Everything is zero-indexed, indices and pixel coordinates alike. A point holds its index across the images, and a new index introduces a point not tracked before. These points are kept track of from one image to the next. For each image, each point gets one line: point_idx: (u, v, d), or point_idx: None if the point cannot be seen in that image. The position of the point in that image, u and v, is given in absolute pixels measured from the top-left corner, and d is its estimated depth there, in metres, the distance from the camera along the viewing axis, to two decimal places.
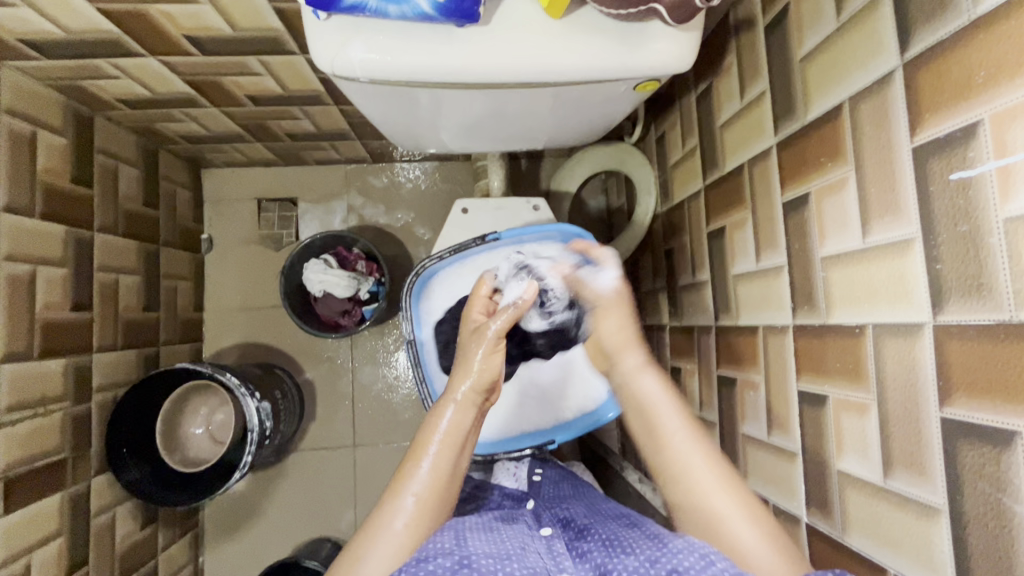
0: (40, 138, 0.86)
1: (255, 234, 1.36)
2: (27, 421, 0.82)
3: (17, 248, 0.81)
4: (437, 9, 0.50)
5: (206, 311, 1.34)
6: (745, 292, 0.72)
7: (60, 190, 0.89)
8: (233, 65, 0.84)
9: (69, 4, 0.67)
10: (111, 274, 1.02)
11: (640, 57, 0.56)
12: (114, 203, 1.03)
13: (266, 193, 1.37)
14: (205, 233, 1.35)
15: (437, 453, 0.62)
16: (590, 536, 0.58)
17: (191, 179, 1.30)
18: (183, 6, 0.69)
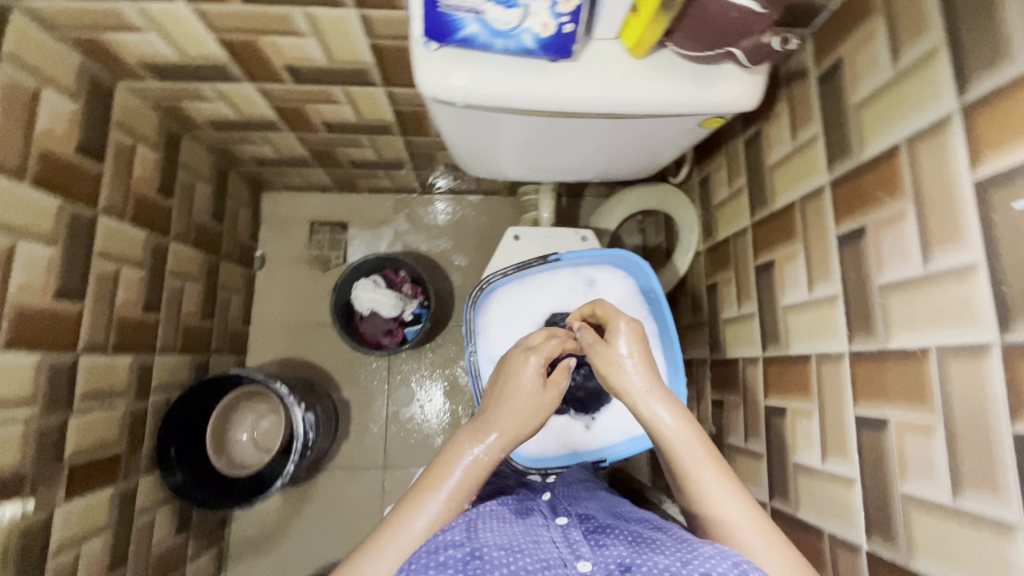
0: (137, 151, 0.94)
1: (305, 254, 1.43)
2: (95, 411, 0.86)
3: (108, 247, 0.87)
4: (538, 43, 0.56)
5: (252, 326, 1.39)
6: (796, 322, 0.75)
7: (147, 199, 0.96)
8: (319, 94, 0.93)
9: (194, 33, 0.76)
10: (178, 281, 1.07)
11: (710, 95, 0.61)
12: (188, 215, 1.10)
13: (319, 216, 1.44)
14: (258, 251, 1.42)
15: (460, 478, 0.63)
16: (612, 532, 0.58)
17: (252, 199, 1.39)
18: (291, 39, 0.77)
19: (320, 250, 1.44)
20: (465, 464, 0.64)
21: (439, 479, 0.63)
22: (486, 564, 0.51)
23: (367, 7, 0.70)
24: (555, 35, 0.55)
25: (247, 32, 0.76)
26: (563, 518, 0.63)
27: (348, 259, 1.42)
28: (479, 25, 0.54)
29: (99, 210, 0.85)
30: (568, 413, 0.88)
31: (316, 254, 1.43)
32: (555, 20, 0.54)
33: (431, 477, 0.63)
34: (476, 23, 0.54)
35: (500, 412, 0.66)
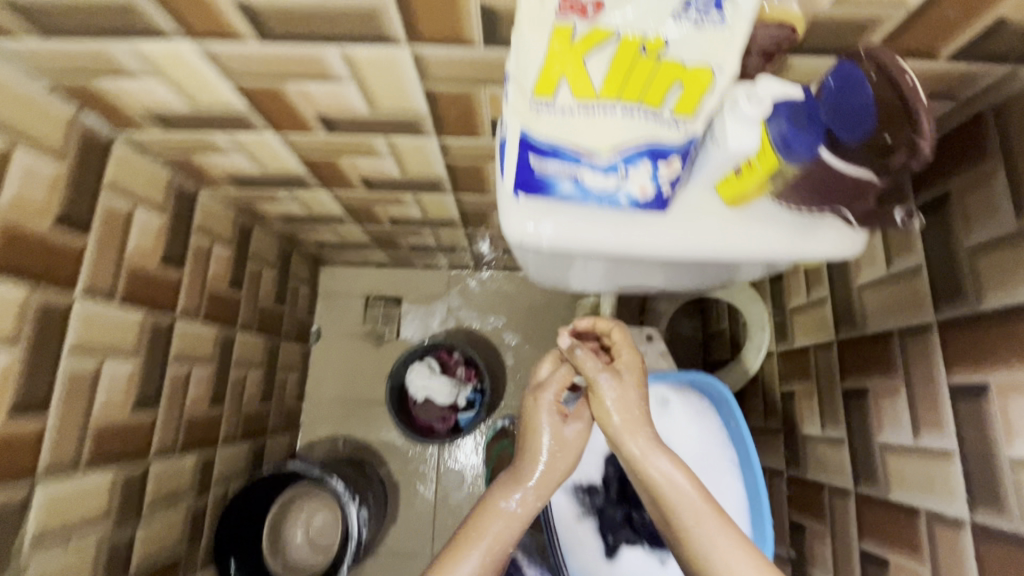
0: (214, 251, 0.96)
1: (359, 328, 1.44)
2: (161, 515, 0.85)
3: (183, 349, 0.88)
4: (634, 203, 0.51)
5: (305, 401, 1.39)
6: (917, 366, 0.67)
7: (220, 295, 0.98)
8: (388, 198, 0.93)
9: (278, 155, 0.77)
10: (243, 369, 1.08)
11: (810, 241, 0.56)
12: (255, 307, 1.12)
13: (373, 291, 1.45)
14: (314, 323, 1.44)
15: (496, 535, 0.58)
16: None
17: (310, 274, 1.41)
18: (370, 158, 0.78)
19: (374, 324, 1.45)
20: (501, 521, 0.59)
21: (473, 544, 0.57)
22: None
23: (449, 133, 0.69)
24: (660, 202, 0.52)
25: (330, 153, 0.77)
26: None
27: (401, 335, 1.43)
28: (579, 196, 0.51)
29: (178, 314, 0.86)
30: (643, 546, 0.77)
31: (369, 329, 1.44)
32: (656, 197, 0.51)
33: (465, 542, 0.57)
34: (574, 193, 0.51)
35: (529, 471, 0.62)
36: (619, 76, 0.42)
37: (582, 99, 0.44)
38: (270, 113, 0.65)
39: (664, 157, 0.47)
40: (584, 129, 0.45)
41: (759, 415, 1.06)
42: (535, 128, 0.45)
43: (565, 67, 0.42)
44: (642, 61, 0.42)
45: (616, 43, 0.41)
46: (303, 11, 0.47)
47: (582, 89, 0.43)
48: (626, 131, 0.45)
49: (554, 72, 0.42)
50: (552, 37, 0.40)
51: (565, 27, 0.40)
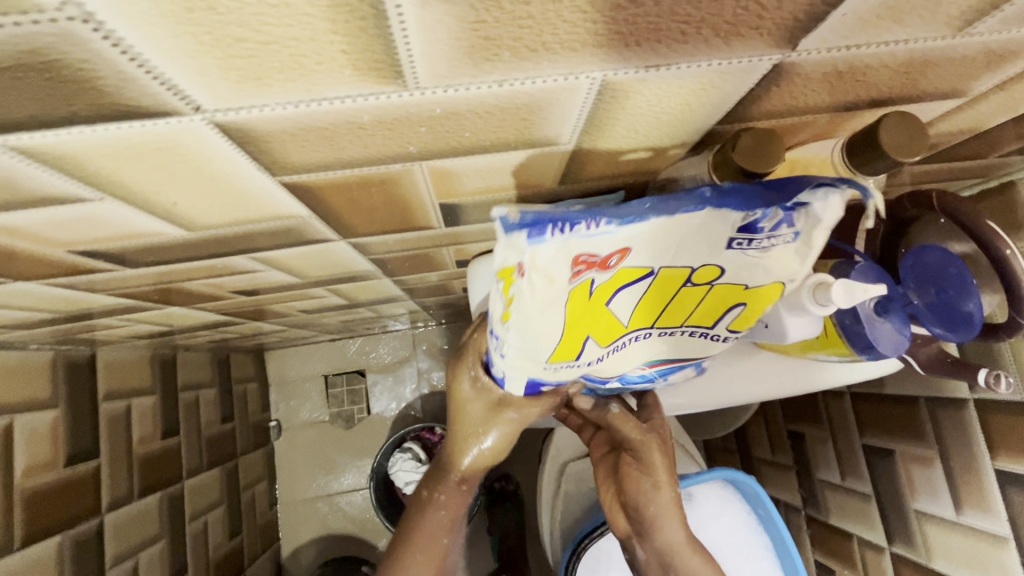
0: (133, 409, 0.79)
1: (325, 413, 1.31)
2: None
3: (121, 546, 0.73)
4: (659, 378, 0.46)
5: (280, 505, 1.28)
6: (946, 436, 0.63)
7: (153, 455, 0.82)
8: (339, 313, 0.79)
9: (191, 316, 0.62)
10: (201, 519, 0.93)
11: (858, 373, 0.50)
12: (198, 440, 0.96)
13: (331, 369, 1.31)
14: (273, 418, 1.30)
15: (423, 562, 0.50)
16: None
17: (256, 369, 1.25)
18: (308, 301, 0.63)
19: (340, 405, 1.32)
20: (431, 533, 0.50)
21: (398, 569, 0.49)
22: None
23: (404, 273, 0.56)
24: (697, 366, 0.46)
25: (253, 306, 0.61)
26: None
27: (373, 411, 1.31)
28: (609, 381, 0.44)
29: (104, 511, 0.71)
30: None
31: (336, 411, 1.31)
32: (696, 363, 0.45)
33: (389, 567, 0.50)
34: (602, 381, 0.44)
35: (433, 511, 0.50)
36: (654, 307, 0.33)
37: (613, 336, 0.34)
38: (166, 299, 0.50)
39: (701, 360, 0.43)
40: (615, 356, 0.36)
41: (765, 448, 1.01)
42: (555, 375, 0.35)
43: (588, 324, 0.31)
44: (687, 287, 0.33)
45: (649, 282, 0.30)
46: (191, 242, 0.33)
47: (608, 332, 0.33)
48: (663, 347, 0.38)
49: (577, 333, 0.31)
50: (567, 307, 0.29)
51: (584, 289, 0.29)
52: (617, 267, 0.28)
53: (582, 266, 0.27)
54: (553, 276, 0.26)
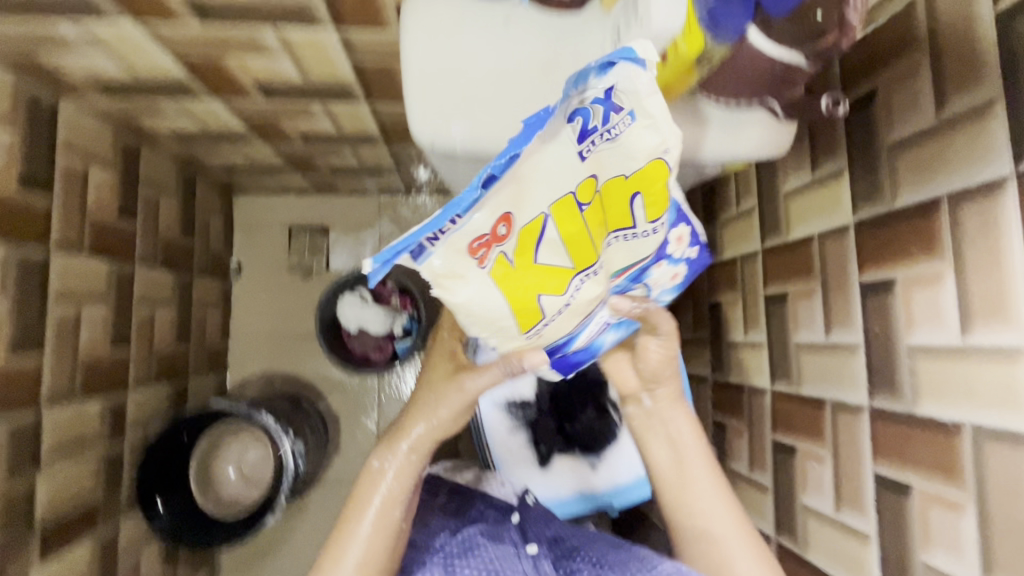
0: (91, 175, 0.84)
1: (285, 261, 1.34)
2: (68, 464, 0.80)
3: (65, 287, 0.79)
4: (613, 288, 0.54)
5: (231, 339, 1.33)
6: (808, 363, 0.73)
7: (105, 224, 0.87)
8: (295, 108, 0.87)
9: (149, 53, 0.69)
10: (149, 308, 0.99)
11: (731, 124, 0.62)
12: (153, 229, 1.01)
13: (297, 220, 1.35)
14: (234, 260, 1.33)
15: (383, 504, 0.66)
16: (576, 556, 0.71)
17: (223, 204, 1.29)
18: (259, 58, 0.71)
19: (300, 257, 1.35)
20: (383, 491, 0.66)
21: (364, 506, 0.66)
22: None
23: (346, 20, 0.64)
24: (669, 259, 0.54)
25: (211, 47, 0.68)
26: (533, 546, 0.72)
27: (331, 265, 1.35)
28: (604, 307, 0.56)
29: (52, 248, 0.76)
30: (577, 455, 0.82)
31: (296, 262, 1.34)
32: (670, 259, 0.54)
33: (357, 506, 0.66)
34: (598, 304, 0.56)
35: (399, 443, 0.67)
36: (571, 228, 0.50)
37: (559, 282, 0.51)
38: None
39: (660, 256, 0.53)
40: (578, 292, 0.52)
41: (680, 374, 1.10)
42: (548, 330, 0.53)
43: (529, 283, 0.50)
44: (585, 207, 0.50)
45: (545, 220, 0.49)
46: None
47: (547, 278, 0.51)
48: (618, 257, 0.52)
49: (530, 296, 0.50)
50: (501, 275, 0.49)
51: (502, 260, 0.49)
52: (506, 233, 0.48)
53: (480, 245, 0.47)
54: (464, 267, 0.48)
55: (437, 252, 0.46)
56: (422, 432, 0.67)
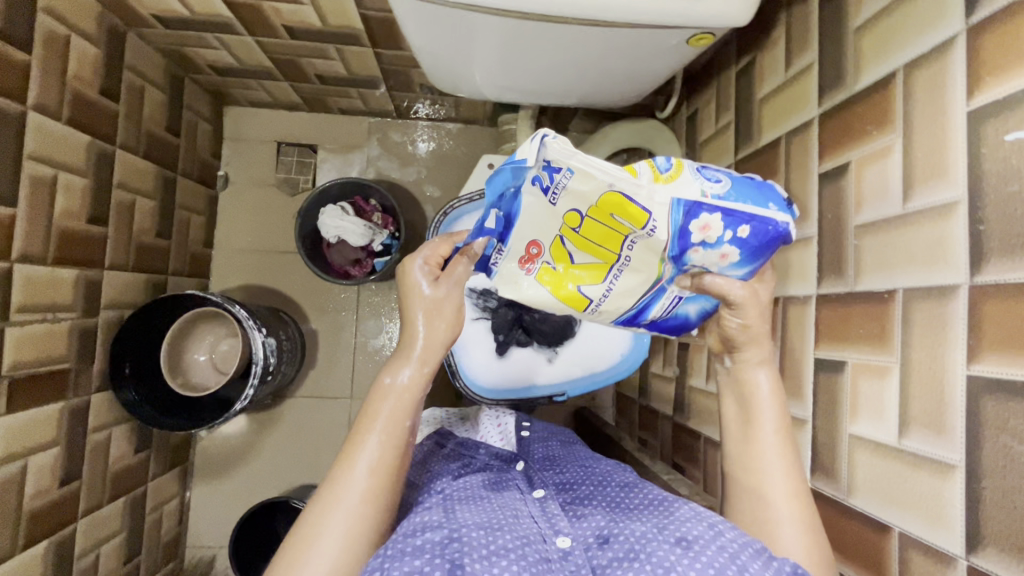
0: (74, 45, 0.84)
1: (271, 176, 1.35)
2: (36, 324, 0.82)
3: (41, 149, 0.80)
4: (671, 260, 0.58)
5: (215, 250, 1.33)
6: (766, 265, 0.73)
7: (87, 99, 0.88)
8: None
9: None
10: (128, 194, 1.01)
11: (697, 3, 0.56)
12: (137, 122, 1.02)
13: (286, 136, 1.35)
14: (221, 169, 1.34)
15: (387, 430, 0.61)
16: (587, 502, 0.64)
17: (213, 112, 1.29)
18: None
19: (287, 172, 1.36)
20: (389, 413, 0.61)
21: (367, 433, 0.60)
22: (463, 546, 0.52)
23: None
24: (706, 243, 0.55)
25: None
26: (539, 491, 0.66)
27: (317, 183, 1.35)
28: (670, 285, 0.63)
29: (28, 107, 0.77)
30: (532, 346, 0.86)
31: (283, 177, 1.35)
32: (705, 246, 0.55)
33: (359, 432, 0.61)
34: (667, 282, 0.62)
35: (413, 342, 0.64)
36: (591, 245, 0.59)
37: (597, 274, 0.62)
38: None
39: (685, 244, 0.55)
40: (615, 281, 0.62)
41: None
42: (603, 308, 0.65)
43: (570, 280, 0.63)
44: (586, 226, 0.57)
45: (568, 239, 0.60)
46: None
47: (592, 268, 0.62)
48: (650, 250, 0.58)
49: (570, 291, 0.64)
50: (545, 280, 0.64)
51: (547, 266, 0.63)
52: (539, 252, 0.62)
53: (525, 262, 0.62)
54: (516, 279, 0.64)
55: (499, 272, 0.65)
56: (430, 334, 0.64)
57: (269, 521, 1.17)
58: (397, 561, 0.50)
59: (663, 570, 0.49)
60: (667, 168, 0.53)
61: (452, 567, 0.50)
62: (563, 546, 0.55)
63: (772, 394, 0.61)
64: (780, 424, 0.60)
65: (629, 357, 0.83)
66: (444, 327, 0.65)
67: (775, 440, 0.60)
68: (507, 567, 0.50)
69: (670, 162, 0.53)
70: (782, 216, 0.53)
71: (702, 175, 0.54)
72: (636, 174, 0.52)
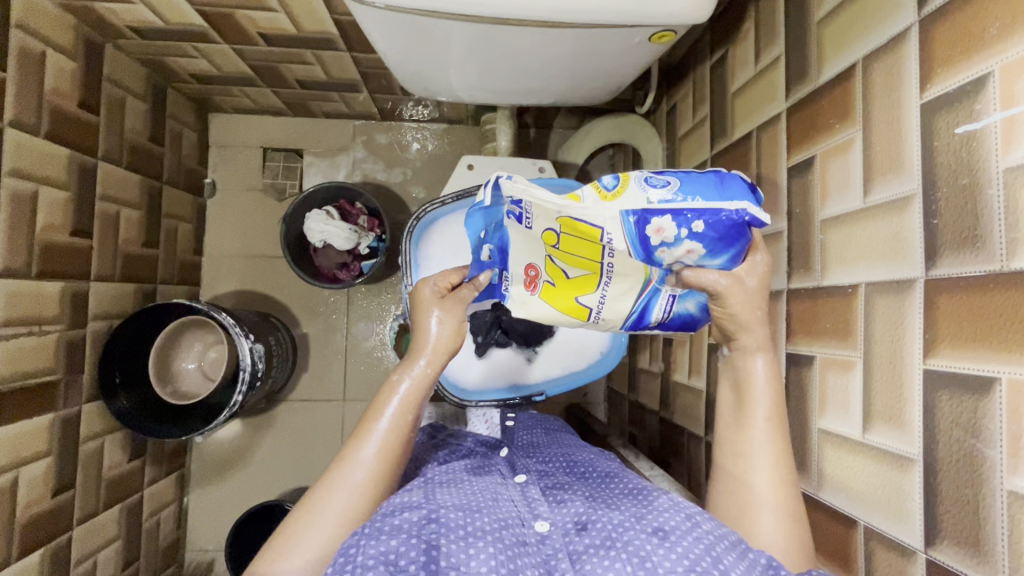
0: (49, 59, 0.85)
1: (258, 182, 1.36)
2: (22, 337, 0.83)
3: (20, 165, 0.81)
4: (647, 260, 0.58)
5: (205, 257, 1.34)
6: None
7: (66, 112, 0.89)
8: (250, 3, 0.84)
9: None
10: (112, 205, 1.02)
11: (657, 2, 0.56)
12: (119, 133, 1.03)
13: (271, 142, 1.36)
14: (208, 177, 1.34)
15: (393, 421, 0.62)
16: (567, 488, 0.63)
17: (197, 120, 1.29)
18: None
19: (274, 178, 1.37)
20: (396, 406, 0.63)
21: (375, 422, 0.62)
22: (441, 528, 0.52)
23: None
24: (666, 243, 0.55)
25: None
26: (521, 476, 0.65)
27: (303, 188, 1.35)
28: (662, 285, 0.63)
29: (6, 123, 0.78)
30: (511, 348, 0.87)
31: (270, 182, 1.36)
32: (669, 245, 0.55)
33: (367, 421, 0.62)
34: (658, 283, 0.63)
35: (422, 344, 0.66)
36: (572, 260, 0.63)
37: (589, 286, 0.65)
38: None
39: (650, 246, 0.56)
40: (606, 291, 0.65)
41: None
42: (604, 315, 0.67)
43: (567, 294, 0.66)
44: (560, 245, 0.62)
45: (557, 258, 0.64)
46: None
47: (584, 279, 0.65)
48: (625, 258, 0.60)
49: (571, 303, 0.67)
50: (548, 298, 0.67)
51: (549, 285, 0.66)
52: (535, 273, 0.66)
53: (526, 284, 0.67)
54: (525, 302, 0.67)
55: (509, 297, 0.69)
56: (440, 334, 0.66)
57: (266, 523, 1.19)
58: (374, 540, 0.50)
59: (638, 561, 0.49)
60: (614, 184, 0.57)
61: (428, 548, 0.49)
62: (541, 530, 0.54)
63: (768, 381, 0.59)
64: (772, 413, 0.58)
65: (606, 357, 0.85)
66: (448, 336, 0.67)
67: (766, 428, 0.58)
68: (483, 552, 0.50)
69: (616, 180, 0.57)
70: (737, 205, 0.53)
71: (649, 184, 0.55)
72: (581, 199, 0.56)
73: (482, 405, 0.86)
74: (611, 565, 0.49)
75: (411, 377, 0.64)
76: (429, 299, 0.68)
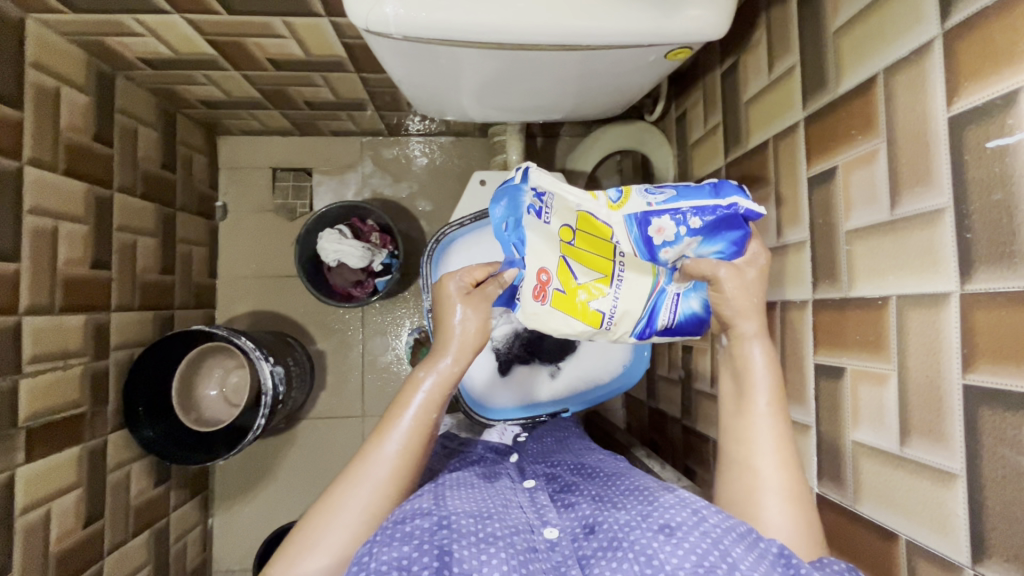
0: (63, 95, 0.86)
1: (268, 202, 1.36)
2: (49, 373, 0.84)
3: (40, 202, 0.82)
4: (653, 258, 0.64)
5: (219, 278, 1.35)
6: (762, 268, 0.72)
7: (81, 146, 0.89)
8: (260, 31, 0.85)
9: None
10: (129, 235, 1.02)
11: (673, 22, 0.56)
12: (133, 163, 1.03)
13: (280, 161, 1.36)
14: (219, 200, 1.35)
15: (417, 417, 0.61)
16: (574, 490, 0.62)
17: (206, 144, 1.30)
18: None
19: (285, 198, 1.37)
20: (420, 403, 0.62)
21: (397, 418, 0.61)
22: (453, 534, 0.51)
23: None
24: (668, 242, 0.62)
25: None
26: (530, 481, 0.65)
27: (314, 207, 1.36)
28: (670, 284, 0.66)
29: (24, 162, 0.79)
30: (534, 364, 0.87)
31: (281, 203, 1.36)
32: (670, 244, 0.62)
33: (391, 417, 0.62)
34: (666, 282, 0.65)
35: (445, 342, 0.64)
36: (586, 257, 0.63)
37: (602, 288, 0.63)
38: None
39: (655, 245, 0.63)
40: (619, 293, 0.64)
41: None
42: (616, 321, 0.65)
43: (577, 300, 0.63)
44: (573, 245, 0.62)
45: (571, 258, 0.62)
46: None
47: (596, 283, 0.63)
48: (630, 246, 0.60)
49: (585, 309, 0.63)
50: (559, 305, 0.62)
51: (559, 292, 0.62)
52: (548, 278, 0.61)
53: (537, 292, 0.61)
54: (530, 309, 0.62)
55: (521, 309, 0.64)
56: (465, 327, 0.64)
57: None
58: (387, 546, 0.49)
59: (645, 559, 0.48)
60: (618, 194, 0.64)
61: (440, 554, 0.49)
62: (550, 537, 0.54)
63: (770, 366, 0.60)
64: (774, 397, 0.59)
65: (629, 372, 0.86)
66: (473, 333, 0.65)
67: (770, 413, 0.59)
68: (495, 556, 0.49)
69: (619, 190, 0.64)
70: (730, 200, 0.59)
71: (649, 193, 0.63)
72: (596, 198, 0.64)
73: (506, 423, 0.86)
74: (619, 567, 0.48)
75: (431, 380, 0.63)
76: (455, 295, 0.65)
